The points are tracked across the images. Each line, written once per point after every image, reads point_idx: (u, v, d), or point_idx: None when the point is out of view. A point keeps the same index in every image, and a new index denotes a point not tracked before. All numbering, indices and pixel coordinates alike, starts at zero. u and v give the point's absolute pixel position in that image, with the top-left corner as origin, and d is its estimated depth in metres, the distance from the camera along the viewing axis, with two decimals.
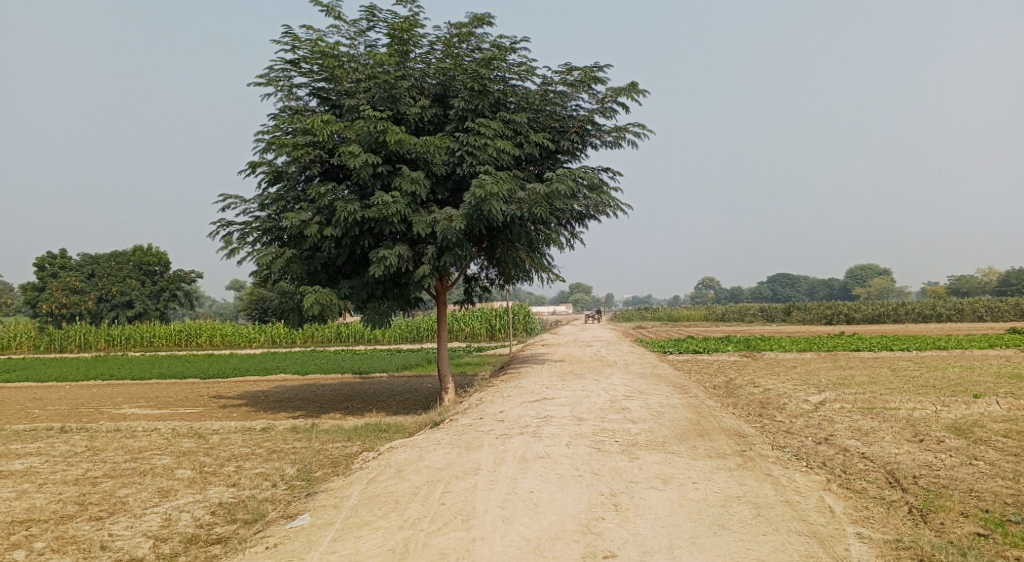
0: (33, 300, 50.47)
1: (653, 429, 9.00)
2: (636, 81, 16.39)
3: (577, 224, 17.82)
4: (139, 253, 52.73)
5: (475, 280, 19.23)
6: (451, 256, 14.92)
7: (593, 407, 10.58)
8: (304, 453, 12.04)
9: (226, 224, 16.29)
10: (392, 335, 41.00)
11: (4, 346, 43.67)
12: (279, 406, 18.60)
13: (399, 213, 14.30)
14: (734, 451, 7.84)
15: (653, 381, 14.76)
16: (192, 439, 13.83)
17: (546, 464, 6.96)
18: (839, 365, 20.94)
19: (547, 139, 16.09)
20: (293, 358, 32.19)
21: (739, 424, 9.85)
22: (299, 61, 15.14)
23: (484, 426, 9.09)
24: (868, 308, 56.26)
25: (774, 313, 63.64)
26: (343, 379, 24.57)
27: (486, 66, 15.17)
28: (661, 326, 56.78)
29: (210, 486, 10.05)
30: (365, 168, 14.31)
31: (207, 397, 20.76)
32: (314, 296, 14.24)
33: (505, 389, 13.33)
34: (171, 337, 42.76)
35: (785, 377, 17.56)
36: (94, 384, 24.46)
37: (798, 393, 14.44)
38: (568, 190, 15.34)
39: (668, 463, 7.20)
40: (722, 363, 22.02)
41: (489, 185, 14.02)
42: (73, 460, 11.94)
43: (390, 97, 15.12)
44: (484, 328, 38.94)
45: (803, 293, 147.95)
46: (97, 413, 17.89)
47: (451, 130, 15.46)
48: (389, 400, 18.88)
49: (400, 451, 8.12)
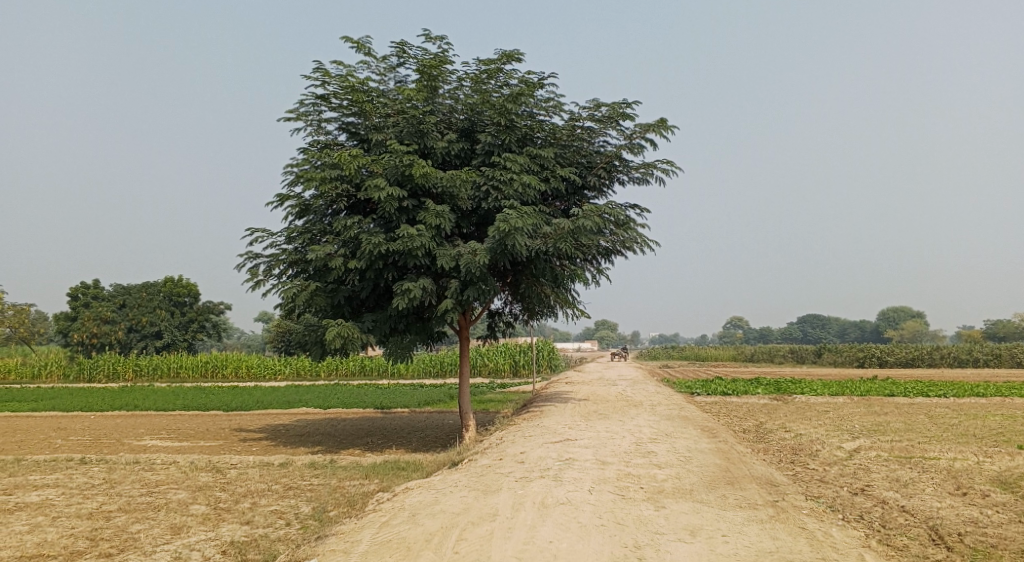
0: (65, 329, 51.43)
1: (680, 475, 8.64)
2: (664, 118, 16.32)
3: (603, 260, 17.62)
4: (170, 284, 53.64)
5: (499, 315, 19.06)
6: (475, 291, 14.80)
7: (618, 450, 10.24)
8: (321, 491, 11.81)
9: (254, 256, 16.39)
10: (416, 370, 40.86)
11: (36, 374, 44.42)
12: (299, 441, 18.43)
13: (423, 247, 14.25)
14: (766, 501, 7.45)
15: (679, 424, 14.33)
16: (209, 473, 13.71)
17: (567, 512, 6.66)
18: (874, 410, 20.24)
19: (573, 174, 16.03)
20: (316, 391, 32.15)
21: (770, 472, 9.44)
22: (329, 96, 15.35)
23: (504, 468, 8.81)
24: (902, 350, 54.85)
25: (803, 355, 62.33)
26: (364, 413, 24.40)
27: (513, 101, 15.23)
28: (687, 366, 55.86)
29: (224, 523, 9.86)
30: (391, 202, 14.34)
31: (229, 429, 20.70)
32: (337, 329, 14.16)
33: (526, 428, 13.03)
34: (197, 368, 43.11)
35: (817, 421, 16.98)
36: (118, 415, 24.59)
37: (832, 439, 13.90)
38: (594, 226, 15.19)
39: (696, 513, 6.85)
40: (751, 405, 21.42)
41: (514, 220, 13.93)
42: (90, 493, 11.86)
43: (417, 132, 15.23)
44: (508, 365, 38.65)
45: (834, 334, 145.12)
46: (119, 444, 17.90)
47: (477, 164, 15.49)
48: (409, 436, 18.62)
49: (416, 492, 7.87)
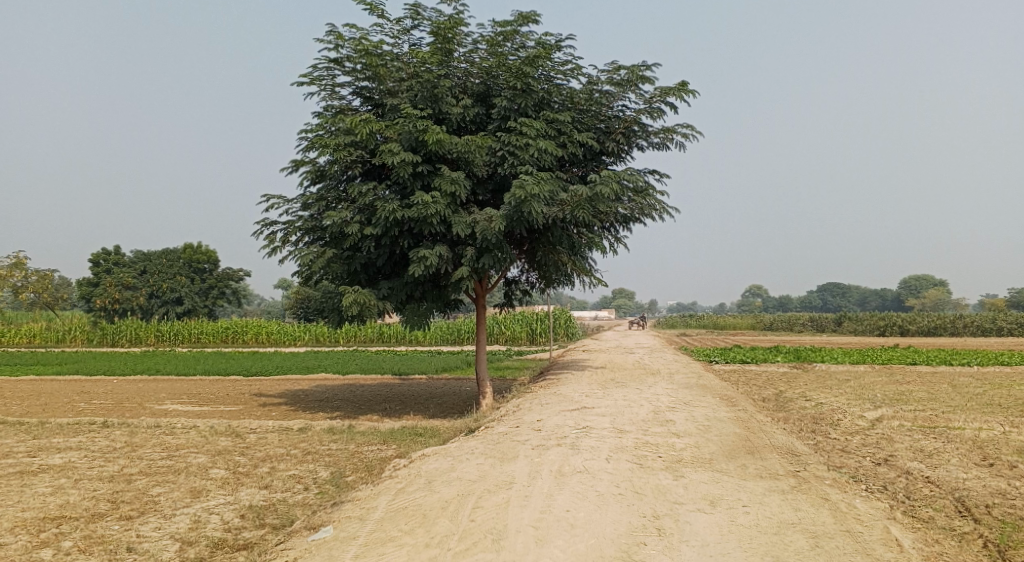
0: (88, 295, 52.18)
1: (699, 444, 8.52)
2: (685, 80, 15.87)
3: (621, 228, 17.36)
4: (189, 251, 54.05)
5: (516, 283, 18.93)
6: (491, 258, 14.65)
7: (635, 418, 10.14)
8: (338, 456, 11.87)
9: (270, 223, 16.33)
10: (433, 336, 41.05)
11: (60, 339, 45.23)
12: (317, 406, 18.57)
13: (438, 214, 14.08)
14: (787, 471, 7.31)
15: (697, 392, 14.20)
16: (229, 438, 13.85)
17: (584, 481, 6.57)
18: (895, 379, 19.95)
19: (591, 139, 15.70)
20: (334, 357, 32.42)
21: (791, 441, 9.29)
22: (342, 60, 15.09)
23: (521, 436, 8.74)
24: (925, 319, 54.10)
25: (823, 323, 61.74)
26: (382, 379, 24.54)
27: (530, 64, 14.86)
28: (705, 334, 55.55)
29: (242, 487, 9.94)
30: (405, 168, 14.15)
31: (249, 395, 20.92)
32: (353, 296, 14.12)
33: (543, 396, 12.96)
34: (218, 334, 43.61)
35: (838, 390, 16.76)
36: (141, 379, 24.97)
37: (853, 408, 13.70)
38: (612, 192, 14.92)
39: (716, 483, 6.73)
40: (770, 374, 21.21)
41: (530, 186, 13.68)
42: (111, 456, 12.02)
43: (432, 96, 14.95)
44: (525, 332, 38.65)
45: (854, 303, 143.63)
46: (141, 408, 18.14)
47: (493, 129, 15.21)
48: (427, 403, 18.68)
49: (432, 459, 7.83)
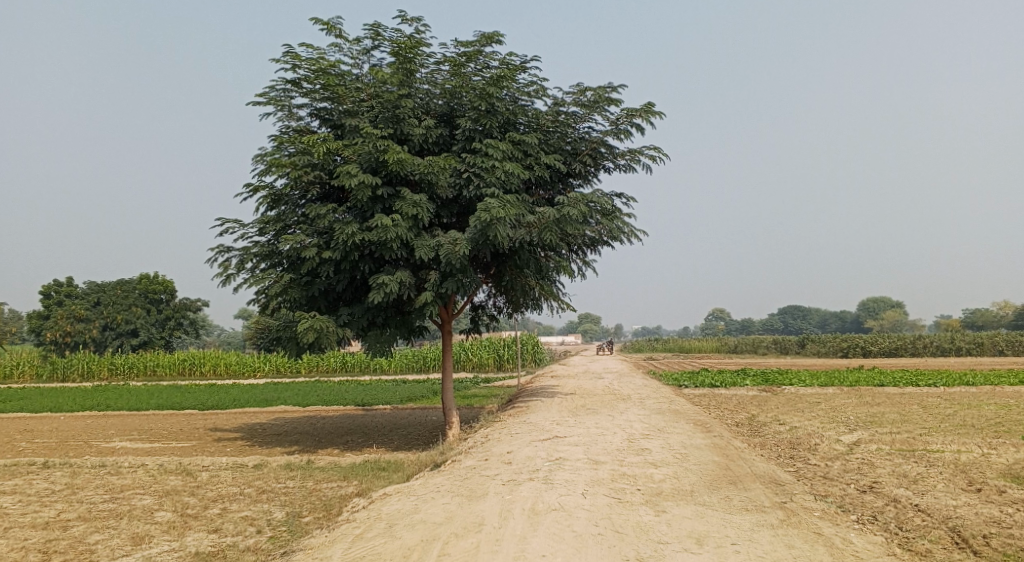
0: (38, 327, 49.98)
1: (678, 474, 8.09)
2: (651, 102, 15.73)
3: (589, 251, 17.06)
4: (145, 281, 52.27)
5: (482, 308, 18.44)
6: (455, 283, 14.15)
7: (610, 448, 9.69)
8: (296, 495, 11.14)
9: (225, 248, 15.63)
10: (399, 365, 40.18)
11: (7, 374, 43.09)
12: (275, 441, 17.70)
13: (399, 238, 13.58)
14: (773, 503, 6.92)
15: (671, 418, 13.82)
16: (179, 477, 12.97)
17: (559, 519, 6.07)
18: (865, 400, 19.90)
19: (558, 161, 15.41)
20: (295, 388, 31.38)
21: (772, 469, 8.92)
22: (300, 80, 14.61)
23: (490, 470, 8.20)
24: (886, 340, 55.00)
25: (787, 346, 62.38)
26: (345, 411, 23.69)
27: (494, 85, 14.57)
28: (673, 358, 55.56)
29: (189, 532, 9.16)
30: (364, 190, 13.63)
31: (203, 429, 19.90)
32: (309, 323, 13.47)
33: (513, 425, 12.44)
34: (174, 366, 42.04)
35: (810, 413, 16.56)
36: (89, 415, 23.65)
37: (829, 432, 13.45)
38: (580, 215, 14.59)
39: (700, 519, 6.31)
40: (742, 398, 20.97)
41: (495, 209, 13.29)
42: (48, 500, 11.08)
43: (393, 117, 14.53)
44: (492, 359, 38.04)
45: (815, 325, 146.11)
46: (86, 446, 17.05)
47: (457, 151, 14.83)
48: (391, 434, 17.99)
49: (395, 499, 7.22)
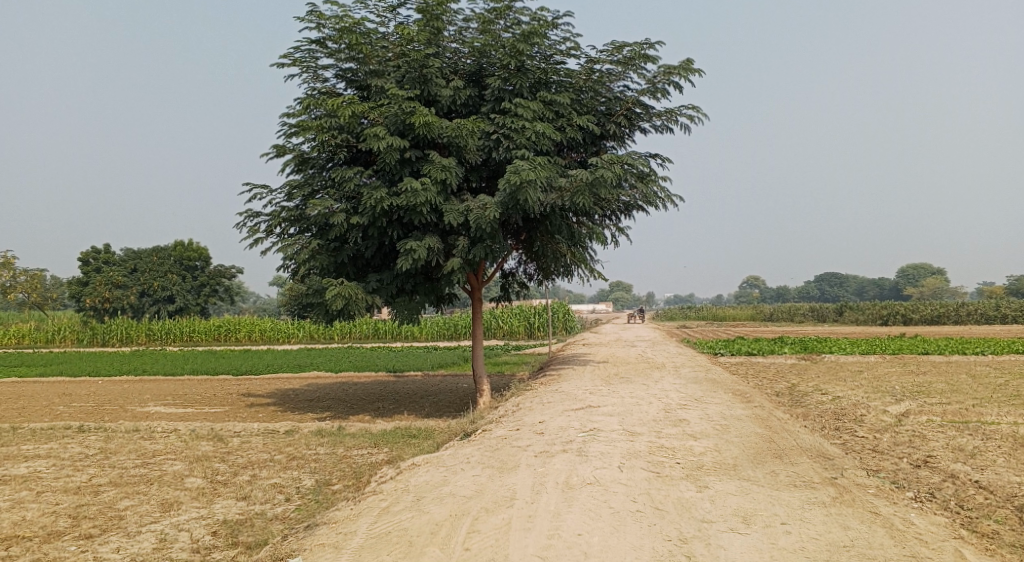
0: (78, 294, 51.07)
1: (719, 447, 7.68)
2: (690, 58, 14.96)
3: (623, 216, 16.51)
4: (181, 248, 53.05)
5: (513, 275, 18.07)
6: (484, 249, 13.77)
7: (645, 418, 9.32)
8: (325, 462, 11.03)
9: (253, 214, 15.44)
10: (429, 332, 40.25)
11: (50, 339, 44.17)
12: (306, 407, 17.70)
13: (428, 203, 13.20)
14: (823, 479, 6.50)
15: (708, 387, 13.38)
16: (210, 442, 12.98)
17: (595, 495, 5.73)
18: (909, 369, 19.19)
19: (592, 122, 14.82)
20: (327, 355, 31.59)
21: (818, 442, 8.46)
22: (325, 40, 14.19)
23: (521, 441, 7.89)
24: (927, 307, 53.50)
25: (823, 313, 61.12)
26: (376, 377, 23.71)
27: (524, 42, 13.97)
28: (705, 326, 54.84)
29: (218, 499, 9.06)
30: (391, 154, 13.26)
31: (236, 395, 20.03)
32: (338, 290, 13.25)
33: (545, 394, 12.13)
34: (210, 332, 42.67)
35: (853, 382, 15.96)
36: (126, 380, 24.02)
37: (874, 402, 12.90)
38: (614, 178, 14.02)
39: (745, 495, 5.93)
40: (780, 366, 20.38)
41: (526, 171, 12.82)
42: (82, 465, 11.14)
43: (420, 77, 14.03)
44: (523, 326, 37.83)
45: (852, 293, 143.07)
46: (122, 411, 17.25)
47: (487, 112, 14.32)
48: (422, 401, 17.88)
49: (422, 470, 6.95)
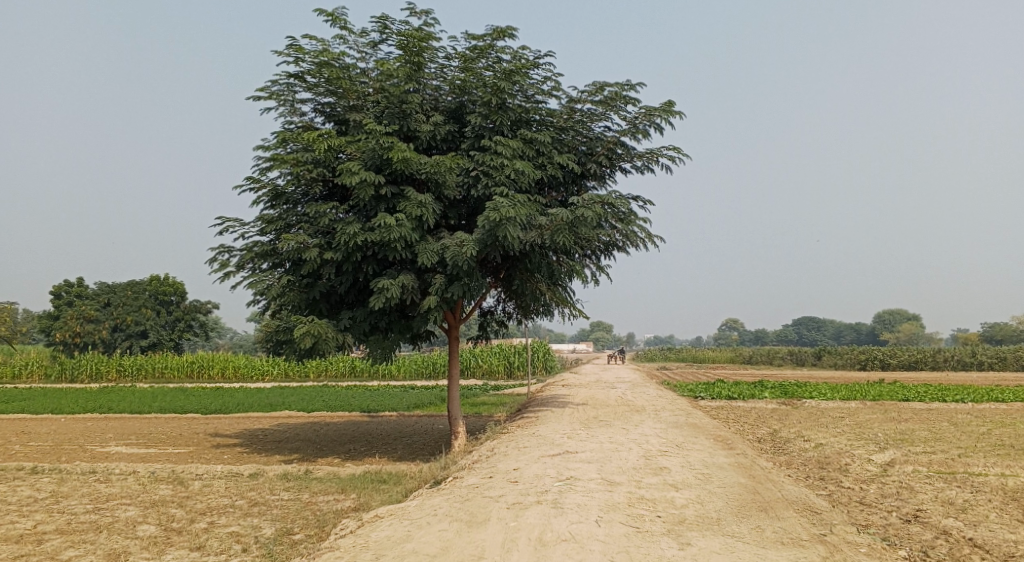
0: (47, 327, 49.74)
1: (702, 499, 7.32)
2: (671, 99, 14.97)
3: (604, 256, 16.33)
4: (156, 282, 52.09)
5: (491, 314, 17.73)
6: (461, 287, 13.46)
7: (625, 466, 8.95)
8: (289, 508, 10.48)
9: (225, 247, 15.05)
10: (408, 370, 39.61)
11: (16, 374, 42.74)
12: (275, 448, 17.03)
13: (403, 240, 12.92)
14: (810, 536, 6.17)
15: (689, 432, 13.04)
16: (169, 486, 12.33)
17: (570, 553, 5.34)
18: (891, 416, 18.98)
19: (572, 160, 14.71)
20: (302, 393, 30.86)
21: (804, 494, 8.12)
22: (303, 74, 14.02)
23: (494, 490, 7.47)
24: (905, 353, 53.87)
25: (803, 357, 61.31)
26: (350, 417, 23.05)
27: (505, 81, 13.91)
28: (687, 368, 54.57)
29: (170, 549, 8.47)
30: (366, 189, 13.01)
31: (203, 435, 19.29)
32: (307, 328, 12.85)
33: (521, 438, 11.69)
34: (183, 369, 41.59)
35: (835, 428, 15.68)
36: (90, 418, 23.11)
37: (858, 450, 12.63)
38: (594, 218, 13.84)
39: (730, 554, 5.56)
40: (761, 411, 20.10)
41: (504, 208, 12.60)
42: (28, 510, 10.45)
43: (399, 113, 13.96)
44: (503, 366, 37.37)
45: (830, 337, 144.19)
46: (79, 451, 16.46)
47: (467, 149, 14.17)
48: (395, 443, 17.30)
49: (387, 523, 6.50)
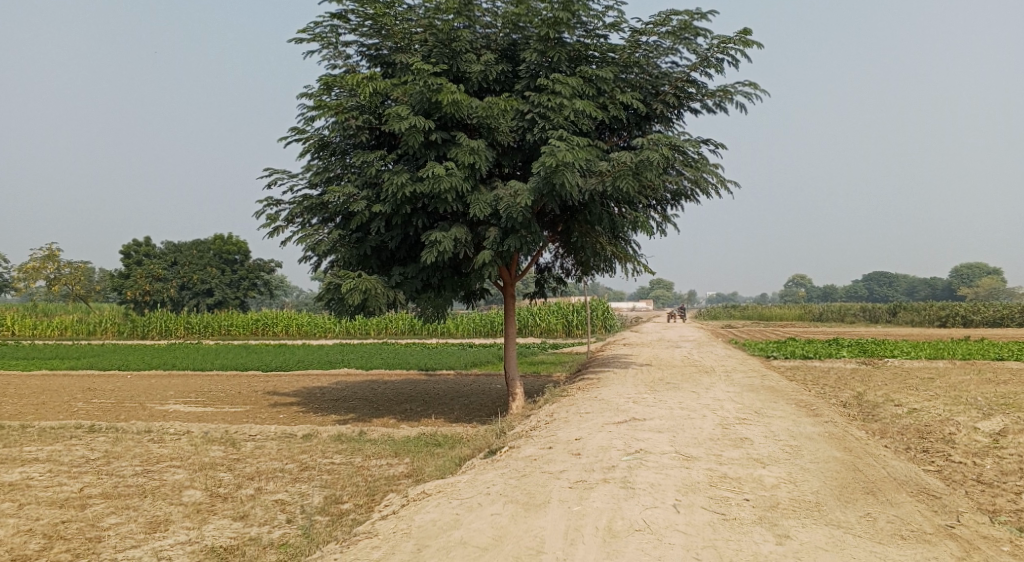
0: (120, 286, 51.39)
1: (795, 478, 6.32)
2: (748, 28, 13.44)
3: (670, 205, 15.13)
4: (219, 242, 53.17)
5: (549, 270, 16.85)
6: (517, 240, 12.54)
7: (700, 436, 8.00)
8: (339, 473, 9.98)
9: (272, 202, 14.51)
10: (466, 328, 39.30)
11: (91, 331, 44.31)
12: (330, 407, 16.73)
13: (454, 190, 12.04)
14: (936, 529, 5.13)
15: (765, 396, 11.95)
16: (221, 447, 12.06)
17: (646, 548, 4.48)
18: (987, 377, 17.26)
19: (637, 100, 13.44)
20: (361, 350, 30.86)
21: (913, 472, 7.01)
22: (347, 14, 13.15)
23: (554, 465, 6.66)
24: (991, 309, 50.43)
25: (876, 313, 58.44)
26: (407, 375, 22.69)
27: (563, 12, 12.70)
28: (753, 326, 52.53)
29: (213, 517, 8.04)
30: (415, 135, 12.15)
31: (260, 393, 19.23)
32: (355, 285, 12.25)
33: (582, 402, 10.84)
34: (247, 326, 42.40)
35: (927, 390, 14.24)
36: (155, 376, 23.46)
37: (961, 416, 11.30)
38: (661, 161, 12.65)
39: (841, 552, 4.60)
40: (840, 371, 18.69)
41: (562, 151, 11.58)
42: (78, 472, 10.27)
43: (448, 52, 12.94)
44: (561, 324, 36.60)
45: (904, 292, 137.82)
46: (139, 409, 16.52)
47: (521, 90, 13.10)
48: (450, 403, 16.77)
49: (433, 503, 5.77)
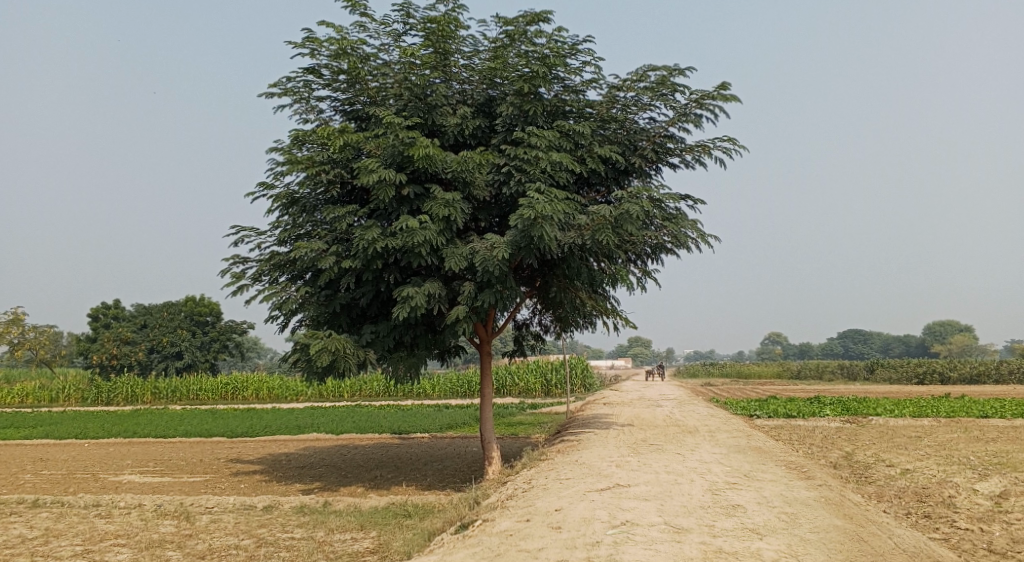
0: (85, 350, 49.72)
1: (797, 551, 5.78)
2: (726, 82, 13.48)
3: (650, 259, 14.84)
4: (191, 303, 52.04)
5: (527, 327, 16.35)
6: (493, 295, 12.07)
7: (690, 504, 7.43)
8: (301, 549, 9.18)
9: (240, 259, 13.99)
10: (443, 389, 38.38)
11: (53, 398, 42.55)
12: (296, 476, 15.80)
13: (427, 244, 11.62)
14: None
15: (754, 458, 11.41)
16: (174, 522, 11.15)
17: None
18: (975, 435, 16.91)
19: (615, 153, 13.27)
20: (333, 414, 29.81)
21: (921, 542, 6.48)
22: (320, 68, 12.96)
23: (533, 541, 6.04)
24: (967, 365, 50.64)
25: (854, 370, 58.52)
26: (379, 440, 21.74)
27: (540, 67, 12.63)
28: (734, 385, 52.18)
29: None
30: (386, 189, 11.79)
31: (224, 461, 18.20)
32: (323, 344, 11.64)
33: (562, 467, 10.21)
34: (217, 390, 41.03)
35: (917, 450, 13.79)
36: (113, 444, 22.25)
37: (957, 477, 10.83)
38: (640, 214, 12.38)
39: None
40: (826, 430, 18.19)
41: (540, 203, 11.25)
42: (10, 553, 9.33)
43: (423, 106, 12.73)
44: (539, 384, 35.88)
45: (879, 350, 139.04)
46: (91, 480, 15.45)
47: (498, 144, 12.92)
48: (424, 469, 15.92)
49: None
